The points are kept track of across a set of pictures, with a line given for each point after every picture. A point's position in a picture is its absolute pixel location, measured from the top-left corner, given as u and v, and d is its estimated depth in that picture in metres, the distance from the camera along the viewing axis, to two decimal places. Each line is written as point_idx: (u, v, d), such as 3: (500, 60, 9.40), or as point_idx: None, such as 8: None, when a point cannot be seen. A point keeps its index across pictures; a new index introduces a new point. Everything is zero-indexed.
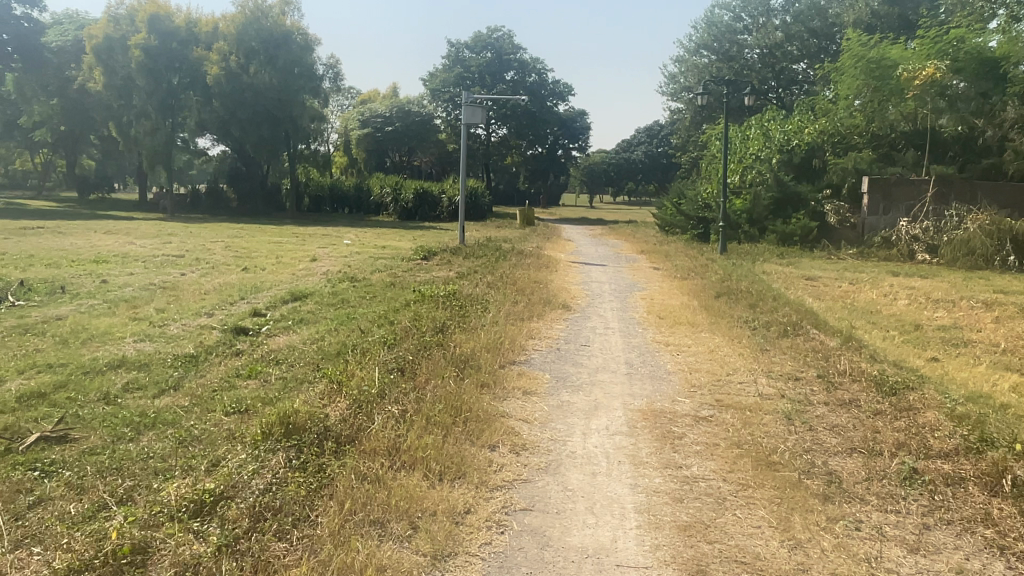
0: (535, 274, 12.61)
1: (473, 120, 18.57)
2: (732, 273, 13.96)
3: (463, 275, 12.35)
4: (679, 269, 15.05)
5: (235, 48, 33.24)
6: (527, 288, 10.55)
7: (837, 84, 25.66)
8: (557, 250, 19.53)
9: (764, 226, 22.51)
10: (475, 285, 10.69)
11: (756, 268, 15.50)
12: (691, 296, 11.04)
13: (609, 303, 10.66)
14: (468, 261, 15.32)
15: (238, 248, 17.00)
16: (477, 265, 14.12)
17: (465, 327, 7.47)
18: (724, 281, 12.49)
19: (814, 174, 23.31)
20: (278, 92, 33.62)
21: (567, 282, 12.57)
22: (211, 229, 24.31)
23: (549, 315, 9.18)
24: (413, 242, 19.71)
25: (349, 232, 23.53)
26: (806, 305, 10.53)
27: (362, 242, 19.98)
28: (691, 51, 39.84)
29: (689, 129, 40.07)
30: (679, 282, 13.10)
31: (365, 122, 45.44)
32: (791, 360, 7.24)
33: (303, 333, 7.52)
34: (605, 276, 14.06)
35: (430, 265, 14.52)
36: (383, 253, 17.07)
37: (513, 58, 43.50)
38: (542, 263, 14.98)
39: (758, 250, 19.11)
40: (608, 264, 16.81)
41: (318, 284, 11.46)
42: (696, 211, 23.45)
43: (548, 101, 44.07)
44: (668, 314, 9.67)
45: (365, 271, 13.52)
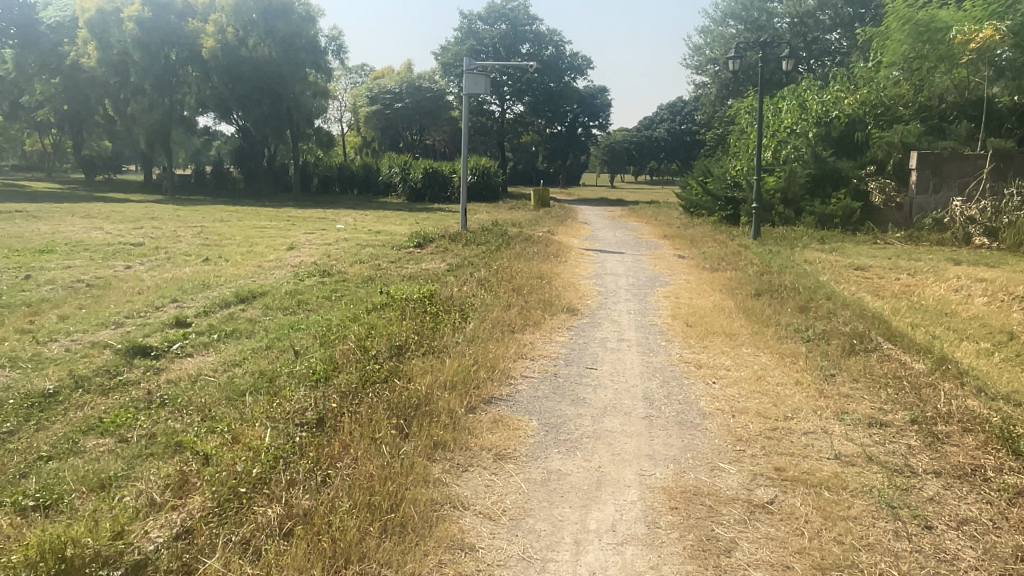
0: (540, 266, 10.78)
1: (477, 91, 16.66)
2: (769, 264, 12.02)
3: (455, 268, 10.59)
4: (708, 258, 13.18)
5: (233, 19, 31.53)
6: (527, 285, 8.76)
7: (882, 50, 23.27)
8: (570, 235, 17.69)
9: (800, 207, 20.41)
10: (463, 283, 8.88)
11: (797, 257, 13.60)
12: (725, 294, 9.19)
13: (625, 303, 8.85)
14: (466, 249, 13.53)
15: (214, 233, 15.34)
16: (475, 255, 12.31)
17: (431, 347, 5.68)
18: (765, 274, 10.57)
19: (856, 149, 21.17)
20: (279, 66, 31.84)
21: (578, 276, 10.76)
22: (201, 212, 22.68)
23: (548, 323, 7.38)
24: (413, 226, 17.97)
25: (348, 215, 21.80)
26: (867, 306, 8.62)
27: (357, 227, 18.29)
28: (717, 22, 37.35)
29: (715, 104, 37.79)
30: (711, 274, 11.22)
31: (374, 98, 43.67)
32: (871, 395, 5.36)
33: (221, 354, 5.83)
34: (623, 267, 12.23)
35: (422, 255, 12.74)
36: (374, 239, 15.32)
37: (529, 29, 41.19)
38: (552, 252, 13.12)
39: (795, 233, 17.10)
40: (627, 251, 14.93)
41: (281, 280, 9.73)
42: (724, 190, 21.42)
43: (566, 76, 41.91)
44: (698, 320, 7.83)
45: (344, 262, 11.78)
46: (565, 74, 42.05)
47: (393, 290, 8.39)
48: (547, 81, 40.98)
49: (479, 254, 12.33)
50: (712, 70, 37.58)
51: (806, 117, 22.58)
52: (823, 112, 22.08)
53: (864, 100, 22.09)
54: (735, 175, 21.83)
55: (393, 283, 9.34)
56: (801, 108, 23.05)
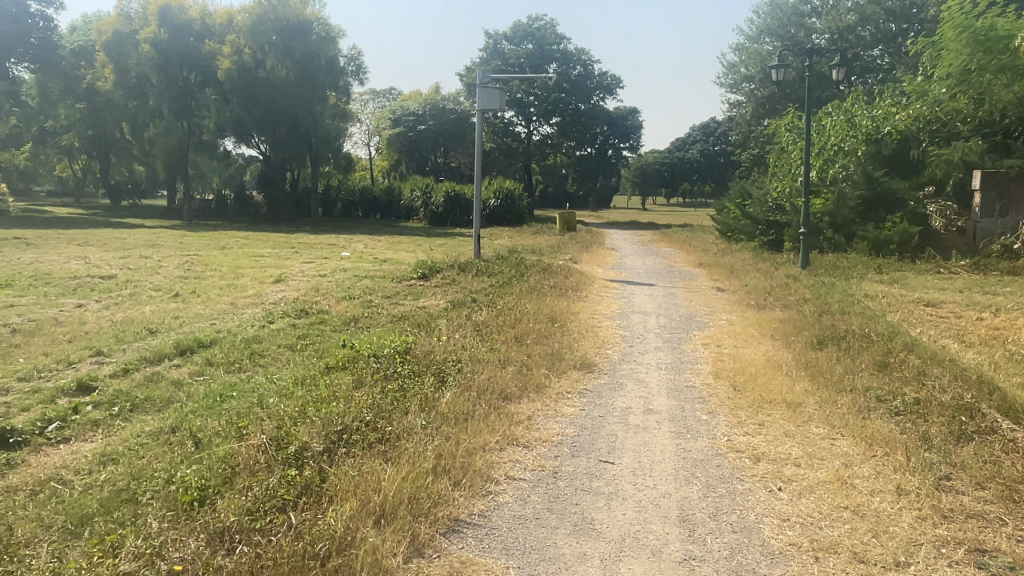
0: (556, 304, 9.21)
1: (492, 108, 15.23)
2: (823, 300, 10.32)
3: (453, 307, 9.06)
4: (751, 293, 11.50)
5: (250, 40, 30.75)
6: (537, 333, 7.18)
7: (937, 61, 21.36)
8: (595, 263, 16.13)
9: (851, 232, 18.48)
10: (456, 328, 7.32)
11: (853, 290, 11.88)
12: (778, 343, 7.51)
13: (655, 354, 7.23)
14: (476, 282, 12.03)
15: (203, 262, 14.10)
16: (481, 290, 10.79)
17: (383, 438, 4.15)
18: (824, 314, 8.87)
19: (910, 169, 19.36)
20: (296, 87, 30.94)
21: (600, 316, 9.15)
22: (209, 239, 21.66)
23: (554, 386, 5.79)
24: (423, 255, 16.51)
25: (359, 242, 20.45)
26: (960, 360, 6.89)
27: (363, 254, 16.86)
28: (752, 39, 35.83)
29: (749, 123, 36.05)
30: (760, 313, 9.52)
31: (397, 120, 42.70)
32: (1014, 519, 3.68)
33: (104, 441, 4.38)
34: (652, 303, 10.60)
35: (423, 289, 11.26)
36: (377, 269, 13.90)
37: (557, 48, 39.93)
38: (571, 285, 11.54)
39: (847, 262, 15.33)
40: (657, 282, 13.32)
41: (249, 322, 8.30)
42: (765, 213, 19.70)
43: (594, 96, 40.55)
44: (750, 379, 6.17)
45: (332, 296, 10.37)
46: (594, 93, 40.64)
47: (371, 338, 6.91)
48: (575, 101, 39.64)
49: (488, 288, 10.82)
50: (747, 88, 35.87)
51: (854, 134, 20.77)
52: (875, 128, 20.27)
53: (919, 115, 20.19)
54: (776, 197, 20.10)
55: (376, 328, 7.84)
56: (849, 124, 21.22)
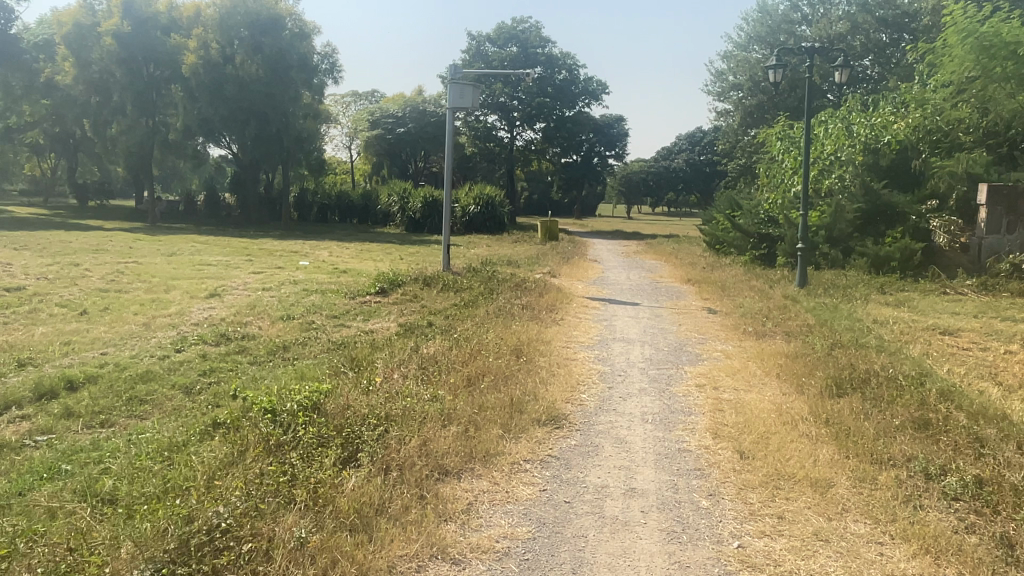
0: (524, 331, 7.85)
1: (464, 108, 13.68)
2: (827, 327, 9.10)
3: (402, 333, 7.69)
4: (747, 316, 10.24)
5: (217, 34, 29.32)
6: (496, 373, 5.82)
7: (938, 68, 20.29)
8: (575, 277, 14.83)
9: (849, 247, 17.30)
10: (397, 365, 5.96)
11: (859, 314, 10.65)
12: (788, 388, 6.20)
13: (639, 400, 5.89)
14: (438, 299, 10.67)
15: (140, 271, 12.71)
16: (441, 310, 9.41)
17: (238, 565, 2.82)
18: (835, 347, 7.59)
19: (911, 181, 18.26)
20: (265, 85, 29.52)
21: (575, 346, 7.80)
22: (165, 245, 20.27)
23: (511, 451, 4.45)
24: (389, 266, 15.16)
25: (324, 250, 19.09)
26: (1013, 415, 5.61)
27: (323, 264, 15.49)
28: (740, 46, 34.92)
29: (737, 133, 35.01)
30: (763, 343, 8.22)
31: (375, 122, 41.36)
32: None
33: None
34: (637, 328, 9.27)
35: (378, 309, 9.88)
36: (332, 282, 12.54)
37: (541, 52, 38.71)
38: (545, 305, 10.19)
39: (847, 280, 14.15)
40: (641, 300, 12.03)
41: (155, 350, 6.93)
42: (756, 225, 18.53)
43: (579, 101, 39.36)
44: (761, 440, 4.85)
45: (267, 316, 9.00)
46: (579, 99, 39.46)
47: (286, 381, 5.55)
48: (560, 106, 38.44)
49: (449, 309, 9.44)
50: (735, 97, 34.80)
51: (852, 143, 19.66)
52: (874, 137, 19.19)
53: (919, 124, 19.06)
54: (769, 209, 18.98)
55: (301, 363, 6.45)
56: (846, 132, 20.09)
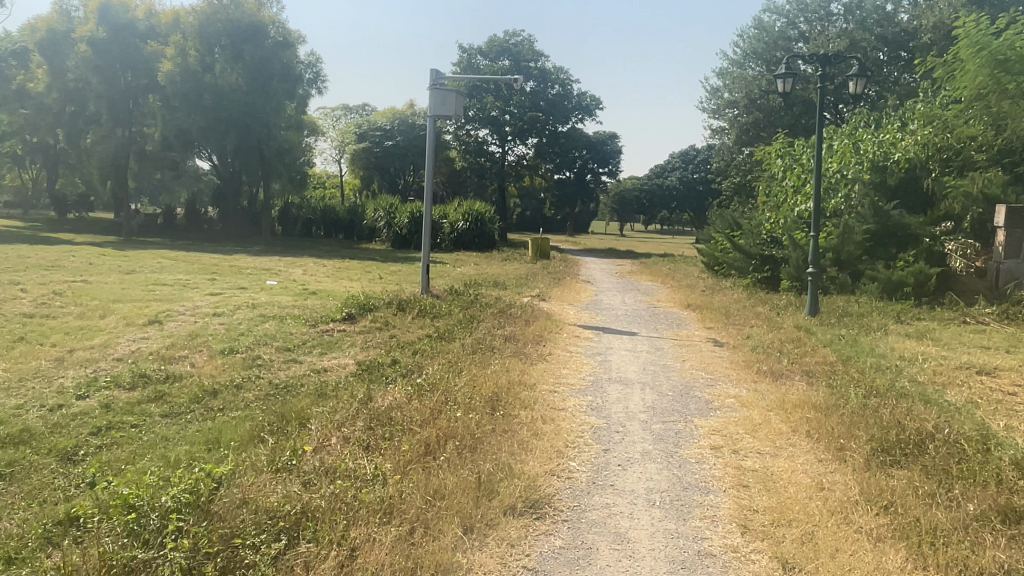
0: (502, 373, 6.61)
1: (447, 117, 12.27)
2: (854, 368, 7.92)
3: (356, 376, 6.44)
4: (758, 350, 9.08)
5: (196, 41, 28.17)
6: (462, 437, 4.61)
7: (949, 84, 19.31)
8: (566, 301, 13.67)
9: (858, 270, 16.23)
10: (339, 423, 4.74)
11: (882, 349, 9.52)
12: (825, 457, 5.02)
13: (643, 470, 4.68)
14: (410, 328, 9.43)
15: (83, 292, 11.46)
16: (410, 343, 8.16)
17: None
18: (870, 395, 6.42)
19: (922, 201, 17.21)
20: (245, 94, 28.42)
21: (563, 391, 6.57)
22: (130, 260, 19.07)
23: (474, 563, 3.24)
24: (363, 287, 13.95)
25: (298, 269, 17.88)
26: None
27: (292, 284, 14.27)
28: (736, 63, 34.04)
29: (732, 150, 34.08)
30: (784, 388, 7.02)
31: (362, 135, 40.32)
32: None
33: None
34: (636, 366, 8.05)
35: (340, 340, 8.63)
36: (297, 305, 11.33)
37: (534, 65, 37.81)
38: (529, 336, 8.93)
39: (860, 307, 13.06)
40: (639, 329, 10.86)
41: (53, 397, 5.71)
42: (758, 246, 17.45)
43: (572, 116, 38.42)
44: (808, 543, 3.65)
45: (207, 348, 7.76)
46: (572, 114, 38.50)
47: (186, 452, 4.31)
48: (552, 121, 37.47)
49: (418, 342, 8.19)
50: (730, 114, 33.90)
51: (859, 161, 18.69)
52: (883, 155, 18.24)
53: (928, 141, 18.22)
54: (772, 229, 17.91)
55: (220, 420, 5.19)
56: (851, 150, 19.09)
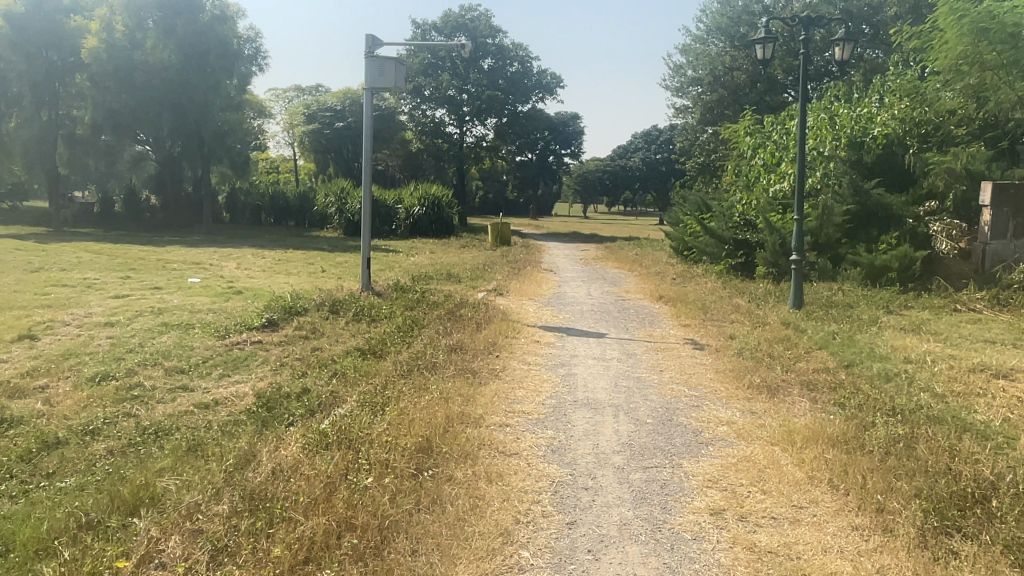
0: (439, 404, 5.22)
1: (387, 89, 10.73)
2: (864, 381, 6.70)
3: (247, 414, 5.03)
4: (745, 354, 7.85)
5: (124, 13, 26.01)
6: (364, 529, 3.24)
7: (927, 55, 18.22)
8: (525, 295, 12.36)
9: (839, 255, 15.17)
10: (192, 509, 3.32)
11: (879, 348, 8.37)
12: (862, 526, 3.77)
13: (623, 560, 3.36)
14: (339, 338, 7.98)
15: None
16: (331, 360, 6.72)
17: None
18: (896, 421, 5.18)
19: (901, 179, 16.21)
20: (178, 72, 26.38)
21: (519, 425, 5.22)
22: (46, 255, 17.29)
23: None
24: (299, 284, 12.43)
25: (233, 262, 16.27)
26: None
27: (217, 281, 12.70)
28: (700, 39, 32.76)
29: (695, 130, 32.91)
30: (788, 413, 5.76)
31: (311, 116, 38.35)
32: None
33: None
34: (606, 381, 6.73)
35: (250, 356, 7.15)
36: (215, 308, 9.83)
37: (491, 42, 36.13)
38: (479, 346, 7.55)
39: (845, 296, 11.97)
40: (605, 329, 9.59)
41: None
42: (730, 229, 16.31)
43: (532, 95, 36.86)
44: None
45: (75, 375, 6.25)
46: (532, 93, 36.95)
47: None
48: (511, 101, 35.95)
49: (342, 358, 6.74)
50: (694, 92, 32.65)
51: (835, 137, 17.59)
52: (861, 130, 17.16)
53: (906, 116, 17.06)
54: (744, 211, 16.78)
55: (35, 499, 3.75)
56: (826, 126, 18.00)
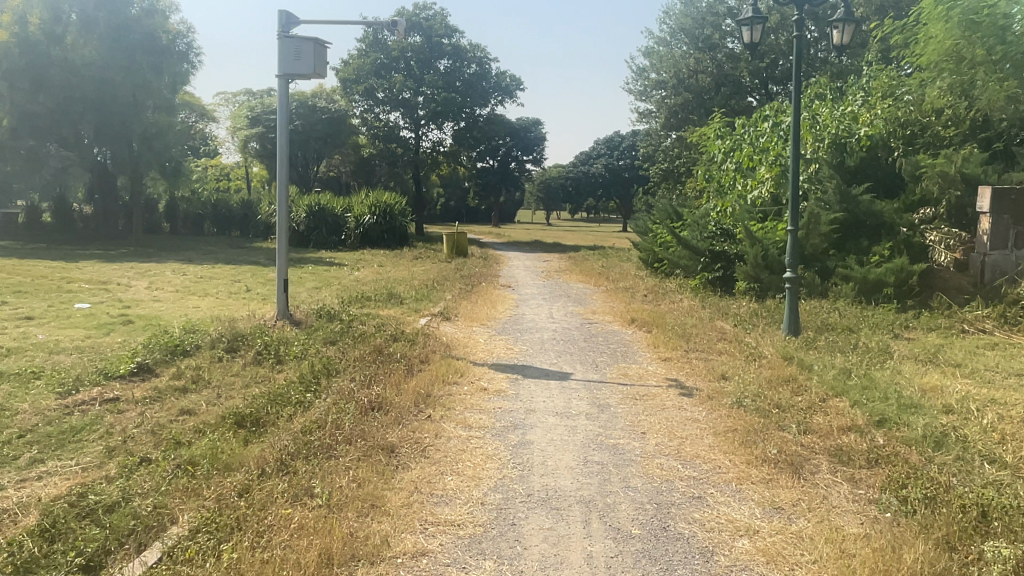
0: (320, 530, 3.41)
1: (305, 76, 8.93)
2: (910, 451, 5.06)
3: (4, 558, 3.16)
4: (747, 406, 6.16)
5: (38, 6, 23.59)
6: None
7: (910, 51, 16.88)
8: (477, 318, 10.61)
9: (828, 267, 13.70)
10: None
11: (906, 392, 6.74)
12: None
13: None
14: (224, 393, 6.11)
15: None
16: (190, 434, 4.87)
17: None
18: (1002, 542, 3.50)
19: (890, 184, 14.76)
20: (101, 69, 24.03)
21: (442, 554, 3.44)
22: None
23: None
24: (210, 310, 10.52)
25: (145, 282, 14.21)
26: None
27: (110, 307, 10.70)
28: (663, 41, 31.30)
29: (659, 134, 31.45)
30: (827, 516, 4.10)
31: (256, 119, 36.35)
32: None
33: None
34: (571, 454, 4.97)
35: (87, 426, 5.24)
36: (86, 345, 7.88)
37: (447, 42, 34.22)
38: (402, 403, 5.74)
39: (843, 319, 10.45)
40: (568, 365, 7.87)
41: None
42: (705, 240, 14.76)
43: (491, 98, 35.11)
44: None
45: None
46: (491, 96, 35.21)
47: None
48: (469, 104, 34.14)
49: (206, 432, 4.89)
50: (658, 96, 31.14)
51: (817, 138, 16.11)
52: (845, 130, 15.61)
53: (890, 115, 15.39)
54: (720, 220, 15.27)
55: None
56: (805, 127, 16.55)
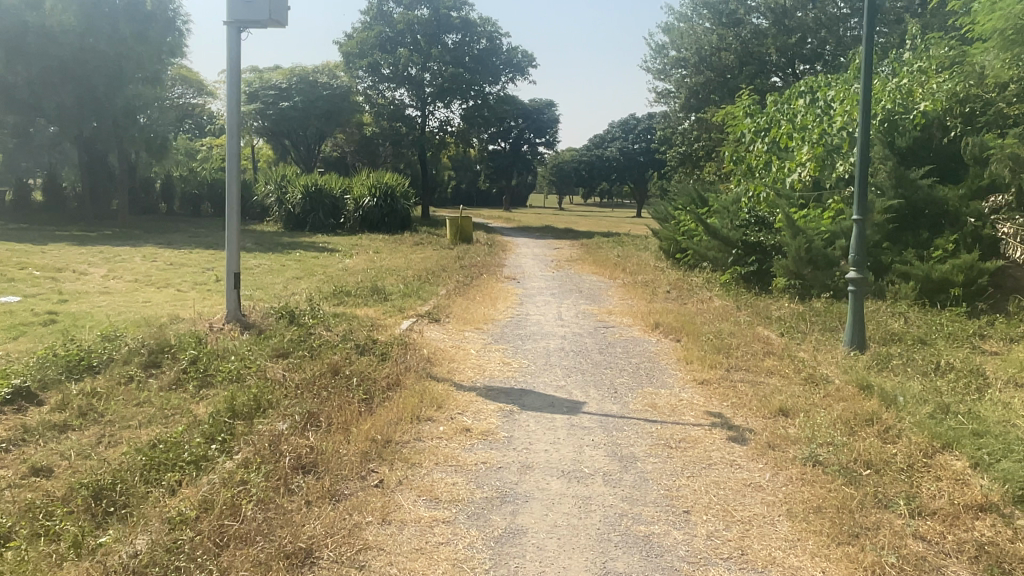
0: None
1: (258, 23, 7.22)
2: None
3: None
4: (827, 467, 4.43)
5: None
6: None
7: (970, 18, 14.85)
8: (470, 320, 8.90)
9: (880, 261, 11.88)
10: None
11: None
12: None
13: None
14: (107, 438, 4.50)
15: None
16: (11, 522, 3.27)
17: None
18: None
19: (952, 166, 12.62)
20: (81, 36, 22.37)
21: None
22: None
23: None
24: (158, 307, 8.93)
25: (105, 271, 12.66)
26: None
27: (43, 302, 9.17)
28: (684, 16, 29.26)
29: (678, 116, 29.42)
30: None
31: (253, 95, 35.30)
32: None
33: None
34: (581, 557, 3.30)
35: None
36: None
37: (456, 14, 32.27)
38: (344, 461, 4.09)
39: (911, 328, 8.68)
40: (580, 388, 6.19)
41: None
42: (736, 228, 13.01)
43: (501, 74, 33.18)
44: None
45: None
46: (501, 72, 33.26)
47: None
48: (479, 80, 32.25)
49: (36, 520, 3.30)
50: (678, 75, 29.13)
51: None
52: (900, 107, 13.33)
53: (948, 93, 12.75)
54: (753, 207, 13.50)
55: None
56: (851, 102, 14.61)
